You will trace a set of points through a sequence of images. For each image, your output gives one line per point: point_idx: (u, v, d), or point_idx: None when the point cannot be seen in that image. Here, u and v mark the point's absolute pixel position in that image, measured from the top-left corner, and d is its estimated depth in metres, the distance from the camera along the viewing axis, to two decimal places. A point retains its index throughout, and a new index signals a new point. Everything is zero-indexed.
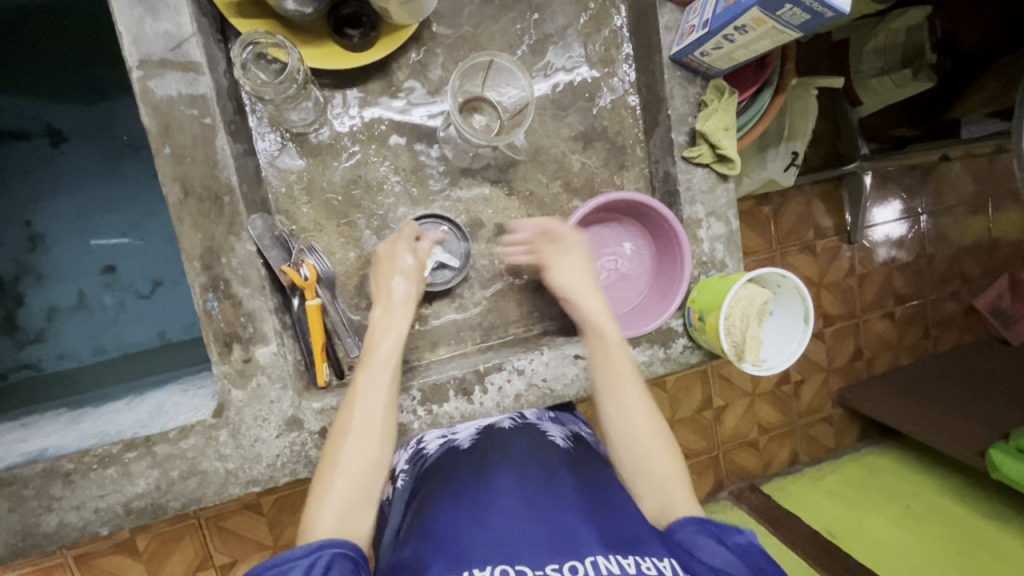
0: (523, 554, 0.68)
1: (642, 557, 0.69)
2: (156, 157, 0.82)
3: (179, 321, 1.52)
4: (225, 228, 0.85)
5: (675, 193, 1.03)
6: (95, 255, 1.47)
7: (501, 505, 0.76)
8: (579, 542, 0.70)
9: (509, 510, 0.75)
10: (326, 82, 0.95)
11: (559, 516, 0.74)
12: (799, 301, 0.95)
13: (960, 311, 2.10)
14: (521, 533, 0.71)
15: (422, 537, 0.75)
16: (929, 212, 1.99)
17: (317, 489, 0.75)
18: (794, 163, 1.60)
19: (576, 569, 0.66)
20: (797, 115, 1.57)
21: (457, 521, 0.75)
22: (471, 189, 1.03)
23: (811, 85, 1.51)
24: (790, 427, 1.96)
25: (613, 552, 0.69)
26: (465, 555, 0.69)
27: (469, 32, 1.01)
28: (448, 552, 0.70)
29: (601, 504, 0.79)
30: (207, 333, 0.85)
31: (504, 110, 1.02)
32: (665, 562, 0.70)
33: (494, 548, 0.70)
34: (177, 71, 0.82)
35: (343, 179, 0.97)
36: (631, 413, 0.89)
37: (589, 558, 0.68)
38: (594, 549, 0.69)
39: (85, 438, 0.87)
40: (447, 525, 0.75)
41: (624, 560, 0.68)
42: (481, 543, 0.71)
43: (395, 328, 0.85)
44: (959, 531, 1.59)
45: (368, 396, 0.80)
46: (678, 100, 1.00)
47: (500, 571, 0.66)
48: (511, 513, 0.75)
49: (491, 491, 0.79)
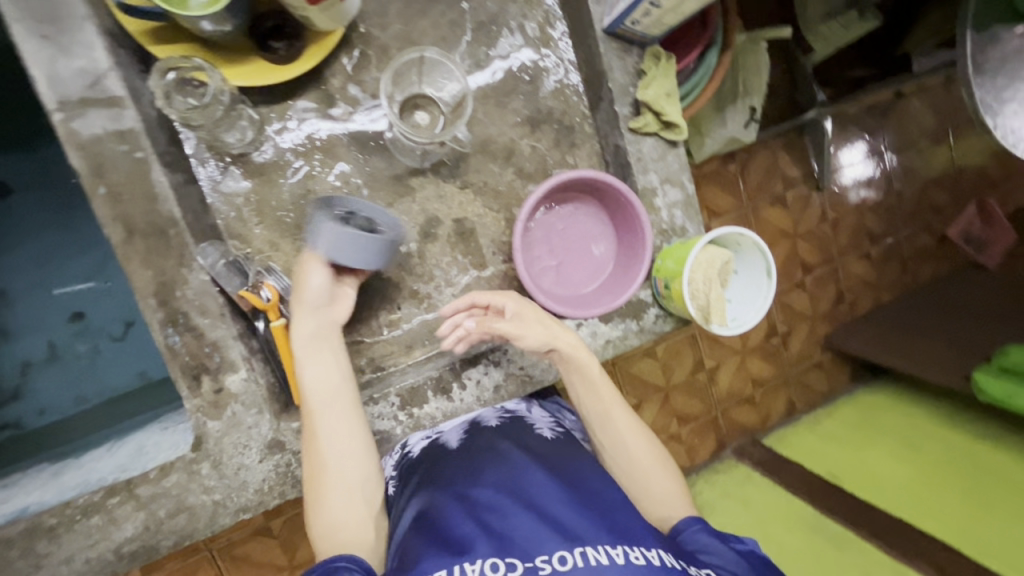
0: (516, 546, 0.69)
1: (631, 546, 0.69)
2: (92, 199, 0.80)
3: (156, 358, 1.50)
4: (175, 261, 0.83)
5: (627, 164, 1.03)
6: (62, 303, 1.45)
7: (490, 500, 0.76)
8: (569, 533, 0.70)
9: (501, 505, 0.75)
10: (260, 100, 0.93)
11: (549, 505, 0.75)
12: (759, 255, 0.97)
13: (934, 243, 2.13)
14: (511, 527, 0.71)
15: (420, 532, 0.75)
16: (890, 150, 2.01)
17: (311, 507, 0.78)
18: (753, 118, 1.60)
19: (566, 559, 0.66)
20: (750, 70, 1.56)
21: (449, 515, 0.75)
22: (424, 187, 1.02)
23: (761, 39, 1.51)
24: (785, 379, 2.01)
25: (604, 542, 0.69)
26: (459, 548, 0.70)
27: (400, 29, 1.00)
28: (441, 547, 0.70)
29: (591, 493, 0.79)
30: (173, 369, 0.84)
31: (446, 104, 1.01)
32: (653, 551, 0.70)
33: (486, 540, 0.70)
34: (101, 108, 0.80)
35: (292, 195, 0.96)
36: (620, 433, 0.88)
37: (578, 549, 0.67)
38: (585, 541, 0.69)
39: (67, 490, 0.86)
40: (440, 518, 0.75)
41: (613, 551, 0.68)
42: (475, 540, 0.70)
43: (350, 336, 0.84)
44: (957, 457, 1.62)
45: (329, 406, 0.81)
46: (617, 72, 1.00)
47: (490, 564, 0.67)
48: (502, 507, 0.75)
49: (479, 490, 0.79)
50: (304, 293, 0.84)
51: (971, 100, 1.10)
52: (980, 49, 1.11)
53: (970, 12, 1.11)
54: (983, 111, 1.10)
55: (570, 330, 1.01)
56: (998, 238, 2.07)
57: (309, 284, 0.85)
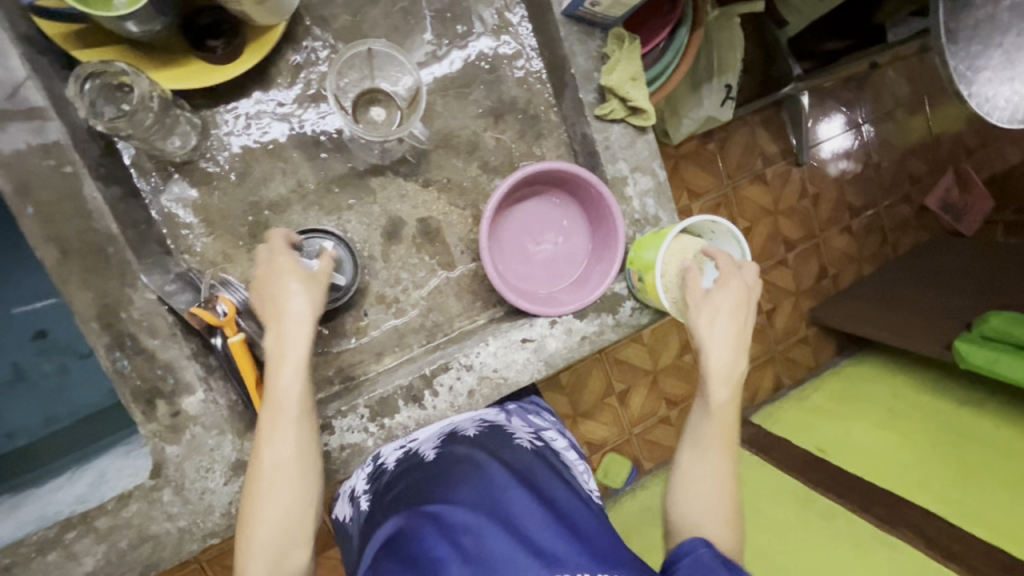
0: (494, 574, 0.67)
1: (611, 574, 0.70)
2: (20, 219, 0.75)
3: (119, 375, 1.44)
4: (117, 281, 0.78)
5: (595, 153, 0.99)
6: (22, 323, 1.39)
7: (464, 521, 0.72)
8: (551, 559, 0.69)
9: (478, 526, 0.71)
10: (202, 102, 0.88)
11: (529, 527, 0.72)
12: (735, 244, 0.94)
13: (914, 214, 2.12)
14: (489, 552, 0.69)
15: (395, 559, 0.71)
16: (868, 121, 2.00)
17: (241, 540, 0.72)
18: (729, 96, 1.56)
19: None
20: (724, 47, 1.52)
21: (423, 541, 0.71)
22: (384, 187, 0.98)
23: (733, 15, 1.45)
24: (769, 355, 2.01)
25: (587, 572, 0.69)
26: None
27: (348, 20, 0.94)
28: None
29: (572, 510, 0.77)
30: (124, 394, 0.79)
31: (402, 99, 0.96)
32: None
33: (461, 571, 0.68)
34: (21, 121, 0.74)
35: (243, 203, 0.91)
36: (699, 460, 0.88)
37: None
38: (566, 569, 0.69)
39: (22, 526, 0.82)
40: (414, 546, 0.71)
41: None
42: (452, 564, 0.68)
43: (290, 357, 0.77)
44: (942, 427, 1.62)
45: (280, 433, 0.75)
46: (580, 56, 0.95)
47: None
48: (478, 526, 0.71)
49: (452, 508, 0.74)
50: (285, 320, 0.78)
51: (943, 69, 1.07)
52: (953, 18, 1.07)
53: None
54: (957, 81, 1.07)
55: (544, 329, 0.97)
56: (976, 206, 2.12)
57: (284, 309, 0.78)
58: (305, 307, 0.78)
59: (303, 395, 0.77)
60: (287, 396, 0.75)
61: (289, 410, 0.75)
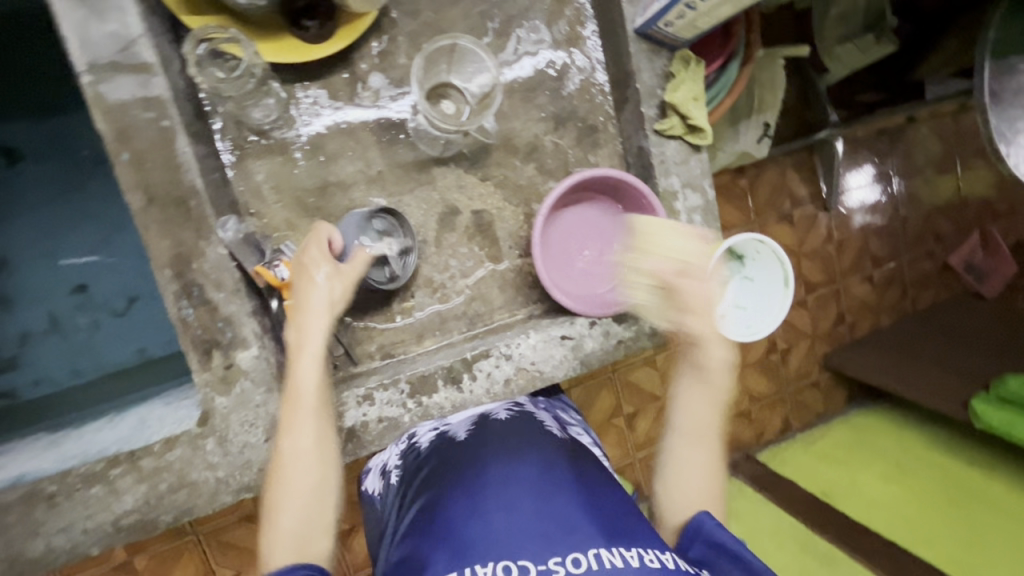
0: (527, 548, 0.69)
1: (643, 548, 0.71)
2: (114, 164, 0.79)
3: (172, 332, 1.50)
4: (193, 233, 0.82)
5: (650, 166, 1.03)
6: (66, 275, 1.43)
7: (499, 496, 0.76)
8: (579, 534, 0.71)
9: (511, 502, 0.75)
10: (288, 76, 0.93)
11: (558, 506, 0.75)
12: (777, 264, 0.97)
13: (936, 270, 2.14)
14: (519, 525, 0.72)
15: (422, 533, 0.76)
16: (899, 176, 2.01)
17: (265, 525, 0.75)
18: (767, 134, 1.60)
19: (580, 561, 0.67)
20: (764, 86, 1.56)
21: (454, 516, 0.75)
22: (445, 177, 1.02)
23: (778, 54, 1.52)
24: (780, 396, 1.98)
25: (616, 544, 0.70)
26: (467, 550, 0.70)
27: (430, 17, 0.99)
28: (446, 549, 0.71)
29: (600, 493, 0.80)
30: (184, 342, 0.83)
31: (472, 96, 1.00)
32: (667, 554, 0.72)
33: (494, 543, 0.70)
34: (128, 74, 0.79)
35: (312, 176, 0.95)
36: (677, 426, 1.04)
37: (591, 550, 0.69)
38: (596, 542, 0.70)
39: (67, 458, 0.85)
40: (444, 519, 0.75)
41: (627, 553, 0.69)
42: (480, 539, 0.71)
43: (310, 348, 0.80)
44: (949, 484, 1.65)
45: (299, 425, 0.78)
46: (645, 73, 1.00)
47: (503, 567, 0.67)
48: (510, 505, 0.75)
49: (485, 486, 0.78)
50: (304, 332, 0.80)
51: (986, 129, 1.11)
52: (997, 79, 1.12)
53: (989, 42, 1.11)
54: (998, 139, 1.11)
55: (584, 328, 1.01)
56: (1000, 268, 2.08)
57: (304, 322, 0.80)
58: (325, 316, 0.81)
59: (322, 387, 0.80)
60: (306, 389, 0.78)
61: (307, 403, 0.78)
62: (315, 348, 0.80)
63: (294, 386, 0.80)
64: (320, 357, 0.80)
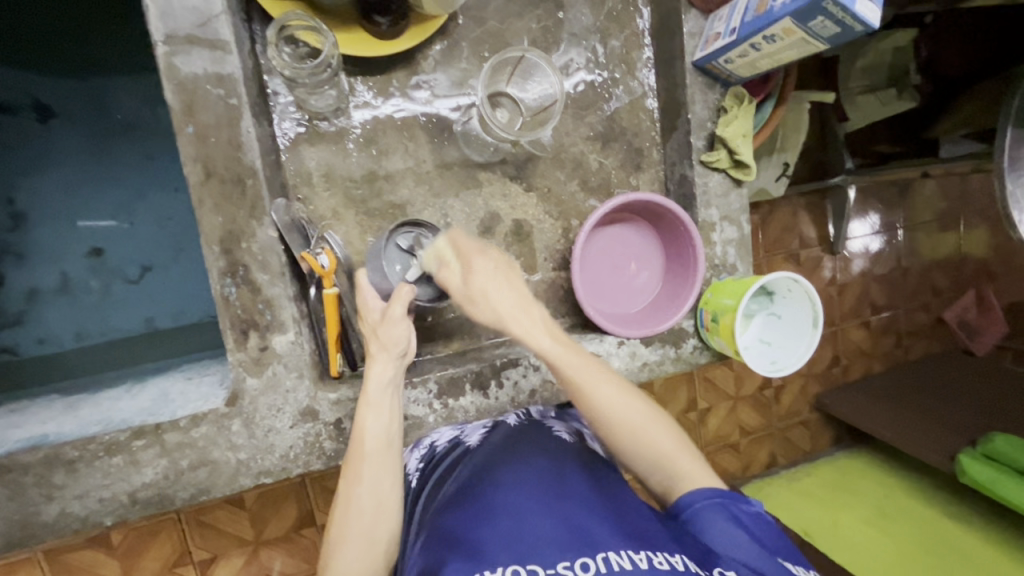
0: (537, 552, 0.67)
1: (653, 551, 0.68)
2: (178, 136, 0.80)
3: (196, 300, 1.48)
4: (247, 211, 0.83)
5: (692, 196, 1.06)
6: (82, 237, 1.39)
7: (508, 501, 0.74)
8: (590, 540, 0.68)
9: (518, 508, 0.73)
10: (352, 69, 0.94)
11: (572, 515, 0.72)
12: (807, 305, 0.98)
13: (930, 322, 2.16)
14: (529, 529, 0.70)
15: (437, 539, 0.73)
16: (904, 227, 2.02)
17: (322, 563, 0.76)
18: (785, 173, 1.57)
19: (588, 566, 0.64)
20: (788, 127, 1.53)
21: (463, 525, 0.73)
22: (490, 183, 1.03)
23: (805, 98, 1.48)
24: (769, 431, 1.97)
25: (624, 547, 0.68)
26: (478, 556, 0.67)
27: (494, 26, 1.01)
28: (461, 554, 0.68)
29: (612, 499, 0.78)
30: (223, 319, 0.83)
31: (527, 107, 1.02)
32: (677, 556, 0.68)
33: (504, 548, 0.68)
34: (203, 48, 0.80)
35: (362, 169, 0.96)
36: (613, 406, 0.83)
37: (601, 554, 0.66)
38: (606, 546, 0.68)
39: (88, 425, 0.84)
40: (454, 527, 0.73)
41: (636, 555, 0.66)
42: (493, 543, 0.69)
43: (378, 402, 0.81)
44: (926, 531, 1.70)
45: (360, 475, 0.79)
46: (698, 104, 1.03)
47: (512, 572, 0.64)
48: (519, 510, 0.73)
49: (497, 492, 0.77)
50: (369, 380, 0.82)
51: (1003, 189, 1.11)
52: (1016, 147, 1.11)
53: (1012, 108, 1.11)
54: (1011, 204, 1.10)
55: (611, 347, 1.02)
56: (988, 330, 2.12)
57: (369, 372, 0.83)
58: (384, 362, 0.83)
59: (384, 435, 0.81)
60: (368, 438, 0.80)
61: (366, 448, 0.80)
62: (376, 395, 0.82)
63: (357, 430, 0.82)
64: (386, 407, 0.82)
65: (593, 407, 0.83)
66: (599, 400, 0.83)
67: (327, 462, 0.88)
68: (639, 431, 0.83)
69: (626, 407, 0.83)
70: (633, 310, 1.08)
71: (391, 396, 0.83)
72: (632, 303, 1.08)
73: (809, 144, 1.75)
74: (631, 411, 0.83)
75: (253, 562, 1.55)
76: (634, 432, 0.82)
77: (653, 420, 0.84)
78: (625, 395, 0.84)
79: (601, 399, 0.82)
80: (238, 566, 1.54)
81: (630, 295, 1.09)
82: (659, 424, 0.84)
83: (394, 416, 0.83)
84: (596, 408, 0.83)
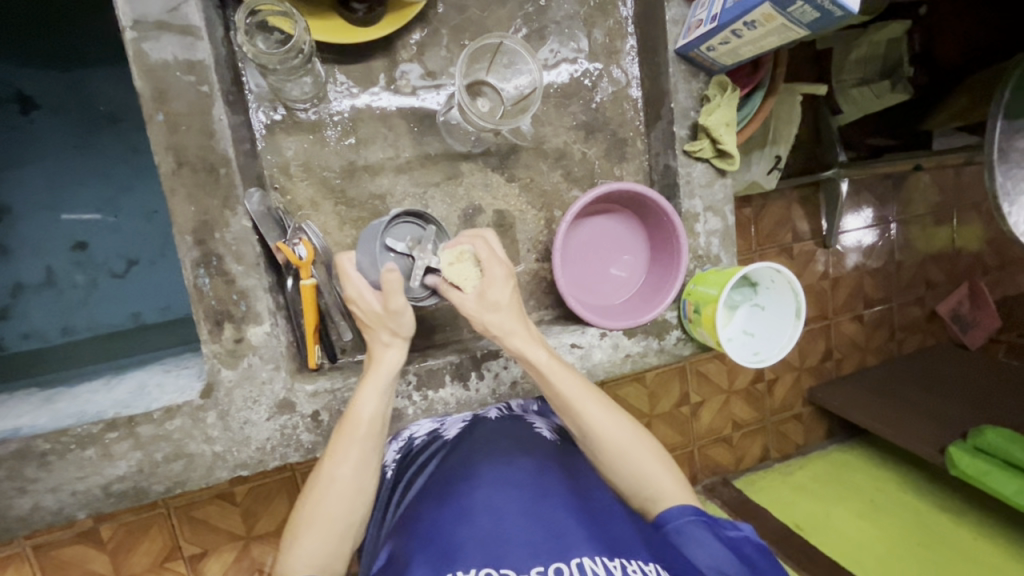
0: (510, 553, 0.65)
1: (626, 559, 0.66)
2: (149, 124, 0.80)
3: (181, 293, 1.47)
4: (220, 202, 0.83)
5: (675, 185, 1.05)
6: (66, 230, 1.37)
7: (488, 499, 0.73)
8: (565, 542, 0.67)
9: (498, 508, 0.72)
10: (328, 58, 0.93)
11: (548, 513, 0.71)
12: (791, 296, 0.96)
13: (924, 316, 2.15)
14: (507, 529, 0.69)
15: (408, 537, 0.72)
16: (897, 221, 2.01)
17: (286, 543, 0.73)
18: (777, 167, 1.52)
19: (561, 572, 0.63)
20: (780, 119, 1.49)
21: (438, 519, 0.72)
22: (472, 173, 1.02)
23: (796, 91, 1.44)
24: (761, 424, 1.97)
25: (599, 552, 0.66)
26: (451, 556, 0.66)
27: (475, 14, 1.00)
28: (434, 555, 0.67)
29: (588, 497, 0.77)
30: (197, 310, 0.83)
31: (509, 98, 1.00)
32: (649, 566, 0.67)
33: (479, 548, 0.67)
34: (174, 35, 0.79)
35: (339, 159, 0.95)
36: (597, 426, 0.79)
37: (574, 559, 0.64)
38: (580, 550, 0.66)
39: (62, 418, 0.83)
40: (428, 519, 0.73)
41: (610, 563, 0.65)
42: (470, 546, 0.67)
43: (373, 389, 0.79)
44: (920, 523, 1.69)
45: (345, 452, 0.77)
46: (681, 93, 1.02)
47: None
48: (497, 509, 0.72)
49: (474, 488, 0.76)
50: (379, 364, 0.81)
51: (991, 185, 1.08)
52: (1008, 139, 1.09)
53: (1003, 102, 1.08)
54: (1003, 198, 1.08)
55: (594, 339, 1.01)
56: (982, 323, 2.14)
57: (381, 355, 0.81)
58: (398, 348, 0.82)
59: (378, 417, 0.79)
60: (363, 419, 0.78)
61: (360, 431, 0.77)
62: (383, 380, 0.80)
63: (353, 412, 0.79)
64: (382, 391, 0.80)
65: (582, 427, 0.79)
66: (586, 420, 0.79)
67: (305, 454, 0.88)
68: (631, 451, 0.78)
69: (616, 431, 0.79)
70: (619, 299, 1.08)
71: (390, 381, 0.81)
72: (618, 292, 1.08)
73: (801, 136, 1.73)
74: (622, 433, 0.79)
75: (243, 558, 1.54)
76: (622, 453, 0.78)
77: (641, 444, 0.79)
78: (617, 415, 0.80)
79: (591, 421, 0.78)
80: (229, 561, 1.53)
81: (618, 282, 1.08)
82: (646, 447, 0.80)
83: (390, 399, 0.81)
84: (586, 429, 0.79)
